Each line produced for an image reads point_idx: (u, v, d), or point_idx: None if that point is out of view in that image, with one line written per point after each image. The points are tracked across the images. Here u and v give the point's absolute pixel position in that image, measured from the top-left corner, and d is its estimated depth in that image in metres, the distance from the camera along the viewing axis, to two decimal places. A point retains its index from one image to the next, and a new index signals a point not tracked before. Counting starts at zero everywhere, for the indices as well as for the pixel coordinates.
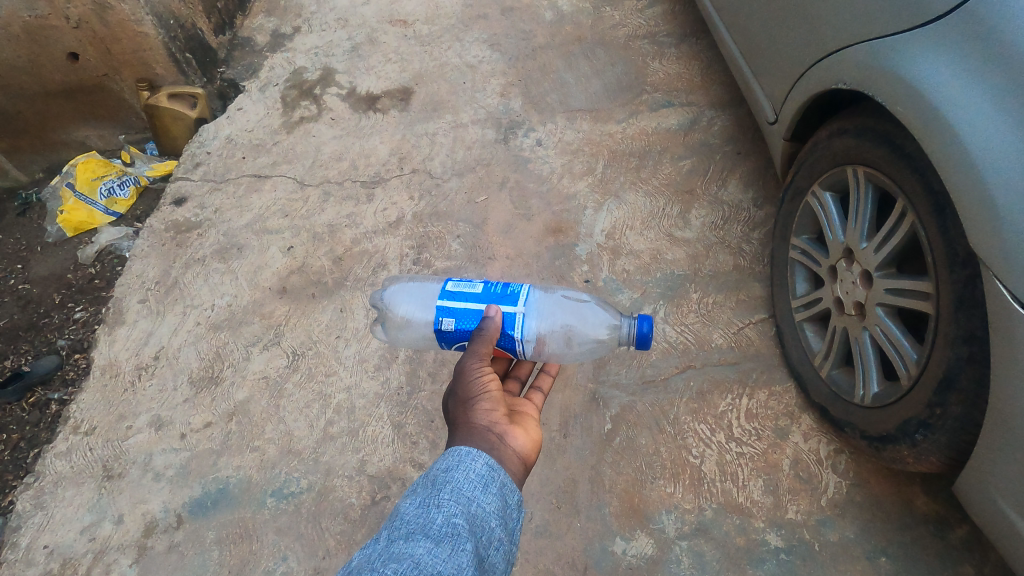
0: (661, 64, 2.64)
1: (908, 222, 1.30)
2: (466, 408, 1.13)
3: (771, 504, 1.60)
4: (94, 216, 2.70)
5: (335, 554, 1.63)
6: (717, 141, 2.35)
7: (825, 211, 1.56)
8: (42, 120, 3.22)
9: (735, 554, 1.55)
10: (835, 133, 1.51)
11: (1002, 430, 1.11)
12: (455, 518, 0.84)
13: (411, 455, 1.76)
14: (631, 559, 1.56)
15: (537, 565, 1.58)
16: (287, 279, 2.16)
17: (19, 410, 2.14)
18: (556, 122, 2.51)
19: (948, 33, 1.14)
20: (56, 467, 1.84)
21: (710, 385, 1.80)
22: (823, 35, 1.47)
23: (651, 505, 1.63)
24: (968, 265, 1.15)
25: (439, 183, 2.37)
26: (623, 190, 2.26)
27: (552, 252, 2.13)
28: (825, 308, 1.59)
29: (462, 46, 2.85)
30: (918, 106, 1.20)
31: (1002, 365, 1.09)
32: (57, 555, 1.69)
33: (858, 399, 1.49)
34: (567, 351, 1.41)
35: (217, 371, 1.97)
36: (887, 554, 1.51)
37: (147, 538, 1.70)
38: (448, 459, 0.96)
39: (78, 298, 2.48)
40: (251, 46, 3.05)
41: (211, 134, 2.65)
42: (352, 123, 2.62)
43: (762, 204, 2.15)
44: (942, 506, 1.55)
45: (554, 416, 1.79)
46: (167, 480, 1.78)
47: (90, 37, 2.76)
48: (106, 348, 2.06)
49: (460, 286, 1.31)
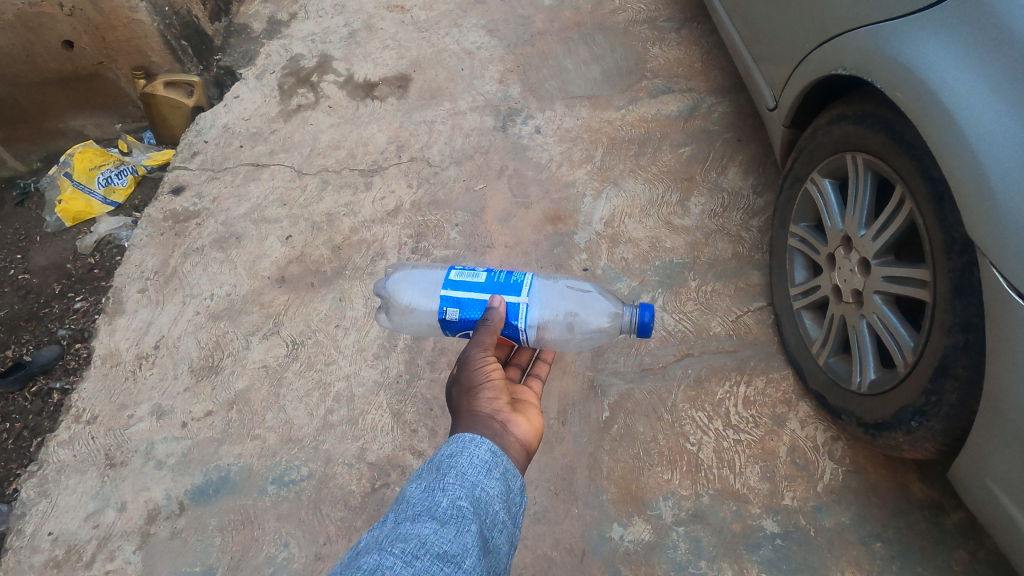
0: (660, 50, 2.62)
1: (907, 209, 1.29)
2: (470, 396, 1.13)
3: (768, 490, 1.62)
4: (91, 206, 2.70)
5: (336, 541, 1.65)
6: (717, 128, 2.34)
7: (825, 199, 1.55)
8: (39, 109, 3.23)
9: (732, 539, 1.56)
10: (836, 119, 1.50)
11: (997, 417, 1.12)
12: (459, 501, 0.85)
13: (410, 443, 1.78)
14: (628, 545, 1.57)
15: (536, 550, 1.60)
16: (287, 268, 2.16)
17: (22, 400, 2.16)
18: (556, 109, 2.49)
19: (948, 18, 1.14)
20: (60, 455, 1.85)
21: (709, 372, 1.81)
22: (825, 19, 1.46)
23: (649, 491, 1.64)
24: (966, 252, 1.15)
25: (437, 171, 2.36)
26: (622, 177, 2.25)
27: (551, 240, 2.12)
28: (824, 296, 1.59)
29: (461, 32, 2.82)
30: (917, 90, 1.18)
31: (997, 352, 1.09)
32: (62, 541, 1.71)
33: (856, 386, 1.49)
34: (569, 339, 1.41)
35: (217, 359, 1.98)
36: (882, 539, 1.53)
37: (149, 525, 1.72)
38: (452, 445, 0.97)
39: (79, 288, 2.48)
40: (248, 32, 2.99)
41: (208, 122, 2.64)
42: (350, 111, 2.60)
43: (762, 191, 2.14)
44: (936, 492, 1.56)
45: (553, 404, 1.80)
46: (169, 468, 1.80)
47: (85, 25, 2.76)
48: (107, 337, 2.07)
49: (463, 275, 1.30)
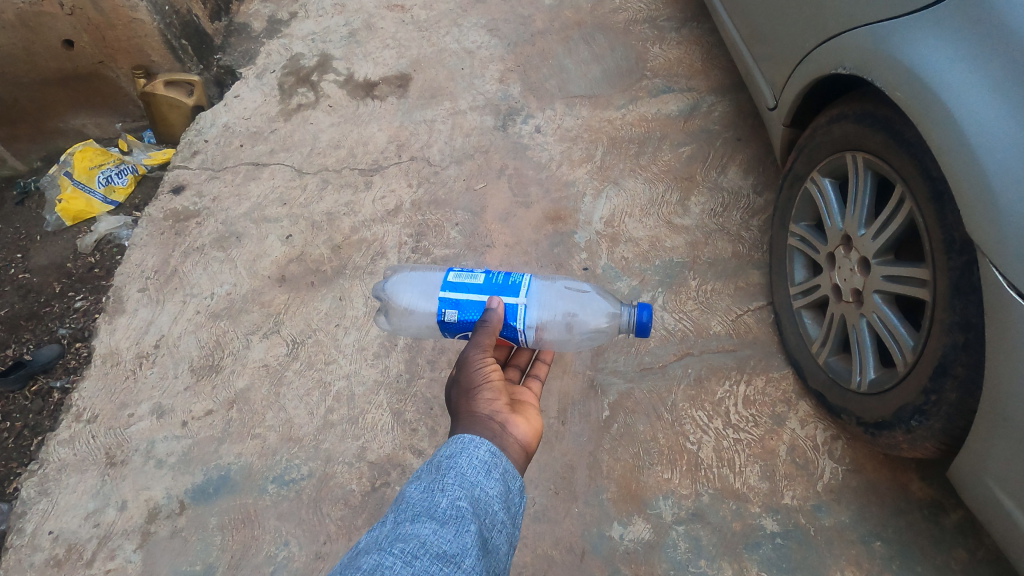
0: (661, 49, 2.62)
1: (906, 209, 1.29)
2: (469, 397, 1.13)
3: (768, 489, 1.62)
4: (92, 205, 2.70)
5: (336, 540, 1.65)
6: (717, 127, 2.34)
7: (825, 199, 1.55)
8: (39, 108, 3.23)
9: (732, 538, 1.56)
10: (835, 119, 1.50)
11: (996, 416, 1.12)
12: (459, 501, 0.85)
13: (410, 442, 1.78)
14: (628, 544, 1.58)
15: (536, 549, 1.60)
16: (287, 268, 2.16)
17: (22, 399, 2.16)
18: (556, 108, 2.49)
19: (948, 17, 1.14)
20: (60, 454, 1.86)
21: (709, 371, 1.81)
22: (825, 19, 1.46)
23: (649, 490, 1.64)
24: (966, 251, 1.15)
25: (438, 171, 2.36)
26: (622, 176, 2.25)
27: (551, 240, 2.12)
28: (824, 296, 1.59)
29: (461, 32, 2.82)
30: (917, 88, 1.19)
31: (997, 351, 1.09)
32: (62, 540, 1.72)
33: (855, 385, 1.49)
34: (568, 339, 1.41)
35: (218, 359, 1.98)
36: (881, 538, 1.53)
37: (150, 523, 1.72)
38: (452, 446, 0.97)
39: (79, 287, 2.48)
40: (248, 32, 2.99)
41: (208, 121, 2.64)
42: (350, 111, 2.60)
43: (762, 190, 2.15)
44: (936, 491, 1.56)
45: (553, 403, 1.80)
46: (169, 467, 1.80)
47: (86, 24, 2.77)
48: (107, 336, 2.07)
49: (462, 277, 1.30)
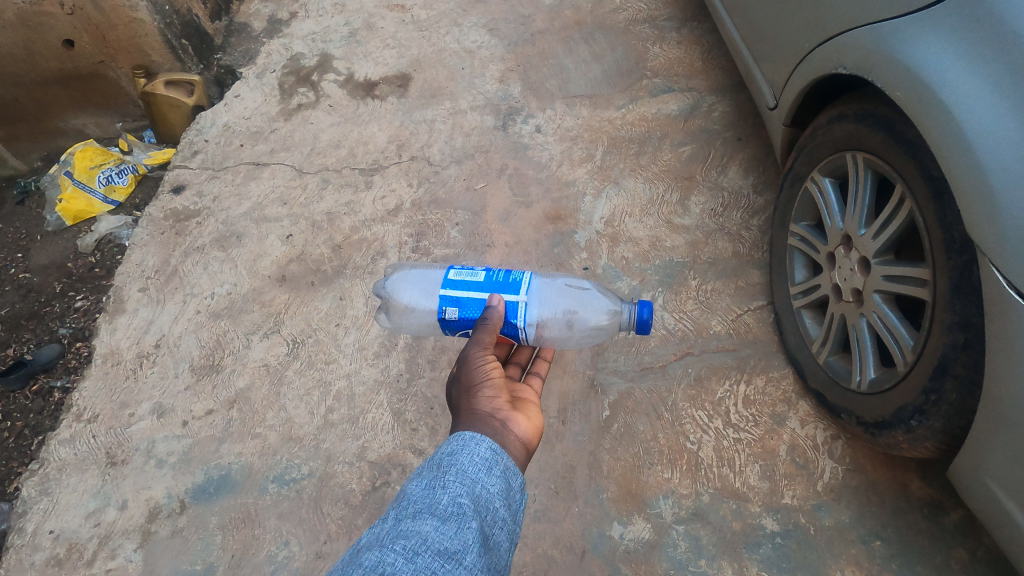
0: (661, 48, 2.62)
1: (906, 208, 1.30)
2: (469, 395, 1.14)
3: (768, 489, 1.62)
4: (92, 204, 2.70)
5: (336, 539, 1.65)
6: (717, 127, 2.34)
7: (825, 198, 1.55)
8: (40, 108, 3.24)
9: (732, 538, 1.57)
10: (835, 118, 1.50)
11: (996, 416, 1.12)
12: (460, 498, 0.85)
13: (411, 442, 1.78)
14: (628, 543, 1.58)
15: (536, 549, 1.60)
16: (287, 267, 2.17)
17: (22, 398, 2.16)
18: (556, 108, 2.49)
19: (947, 17, 1.14)
20: (61, 453, 1.86)
21: (709, 371, 1.81)
22: (825, 18, 1.46)
23: (649, 490, 1.64)
24: (965, 250, 1.15)
25: (438, 170, 2.36)
26: (622, 176, 2.25)
27: (551, 239, 2.12)
28: (824, 295, 1.59)
29: (461, 31, 2.82)
30: (917, 88, 1.19)
31: (997, 350, 1.09)
32: (63, 540, 1.72)
33: (855, 385, 1.49)
34: (568, 337, 1.41)
35: (218, 358, 1.99)
36: (881, 538, 1.53)
37: (151, 523, 1.72)
38: (453, 443, 0.97)
39: (79, 286, 2.49)
40: (248, 32, 2.98)
41: (209, 121, 2.64)
42: (351, 110, 2.60)
43: (762, 190, 2.15)
44: (936, 491, 1.56)
45: (553, 403, 1.80)
46: (169, 467, 1.80)
47: (86, 24, 2.77)
48: (107, 336, 2.07)
49: (462, 275, 1.30)
